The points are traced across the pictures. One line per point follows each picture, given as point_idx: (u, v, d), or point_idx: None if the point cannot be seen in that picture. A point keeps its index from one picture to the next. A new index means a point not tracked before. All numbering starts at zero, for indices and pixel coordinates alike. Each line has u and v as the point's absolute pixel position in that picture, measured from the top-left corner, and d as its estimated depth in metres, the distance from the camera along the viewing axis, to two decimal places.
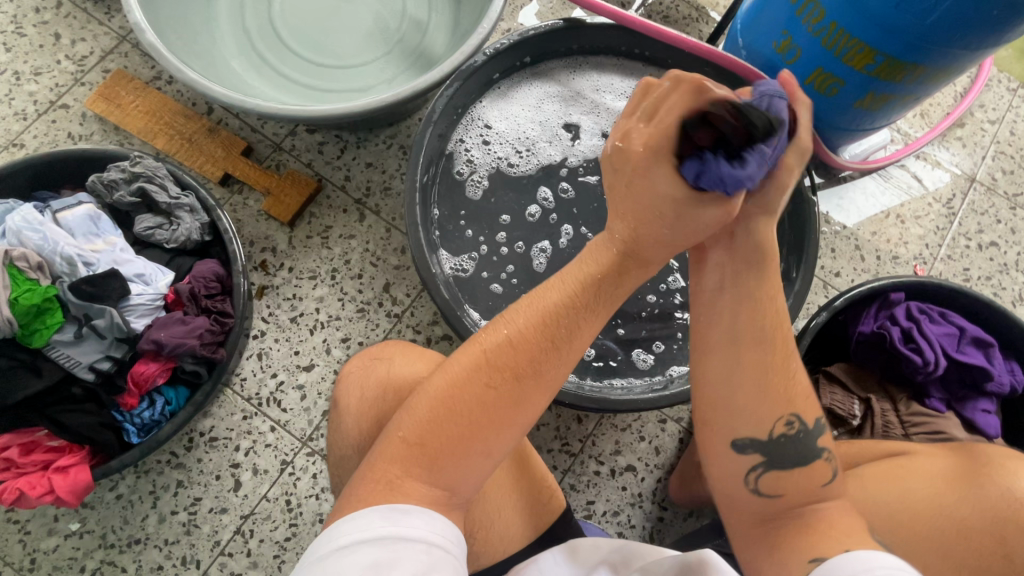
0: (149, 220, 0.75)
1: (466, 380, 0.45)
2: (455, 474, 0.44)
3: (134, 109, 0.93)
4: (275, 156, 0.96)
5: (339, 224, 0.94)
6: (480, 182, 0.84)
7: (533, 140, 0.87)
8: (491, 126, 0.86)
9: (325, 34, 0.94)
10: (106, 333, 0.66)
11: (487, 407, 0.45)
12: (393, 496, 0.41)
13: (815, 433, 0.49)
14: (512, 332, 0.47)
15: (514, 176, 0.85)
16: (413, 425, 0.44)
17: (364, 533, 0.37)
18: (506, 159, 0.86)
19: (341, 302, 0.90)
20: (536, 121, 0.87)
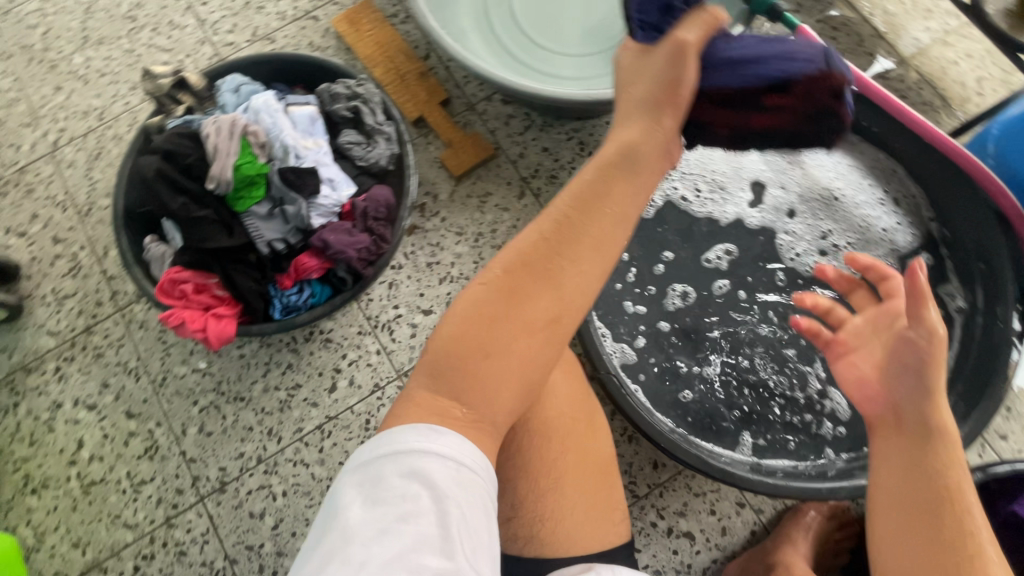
0: (352, 136, 0.84)
1: (493, 306, 0.43)
2: (499, 394, 0.42)
3: (368, 37, 1.04)
4: (466, 115, 1.01)
5: (499, 194, 0.97)
6: (653, 201, 0.82)
7: (719, 182, 0.83)
8: (680, 154, 0.84)
9: (552, 18, 0.97)
10: (290, 220, 0.75)
11: (531, 337, 0.42)
12: (428, 416, 0.42)
13: None
14: (535, 249, 0.43)
15: (688, 208, 0.82)
16: (467, 334, 0.42)
17: (403, 448, 0.40)
18: (684, 191, 0.83)
19: (474, 264, 0.95)
20: (728, 163, 0.84)
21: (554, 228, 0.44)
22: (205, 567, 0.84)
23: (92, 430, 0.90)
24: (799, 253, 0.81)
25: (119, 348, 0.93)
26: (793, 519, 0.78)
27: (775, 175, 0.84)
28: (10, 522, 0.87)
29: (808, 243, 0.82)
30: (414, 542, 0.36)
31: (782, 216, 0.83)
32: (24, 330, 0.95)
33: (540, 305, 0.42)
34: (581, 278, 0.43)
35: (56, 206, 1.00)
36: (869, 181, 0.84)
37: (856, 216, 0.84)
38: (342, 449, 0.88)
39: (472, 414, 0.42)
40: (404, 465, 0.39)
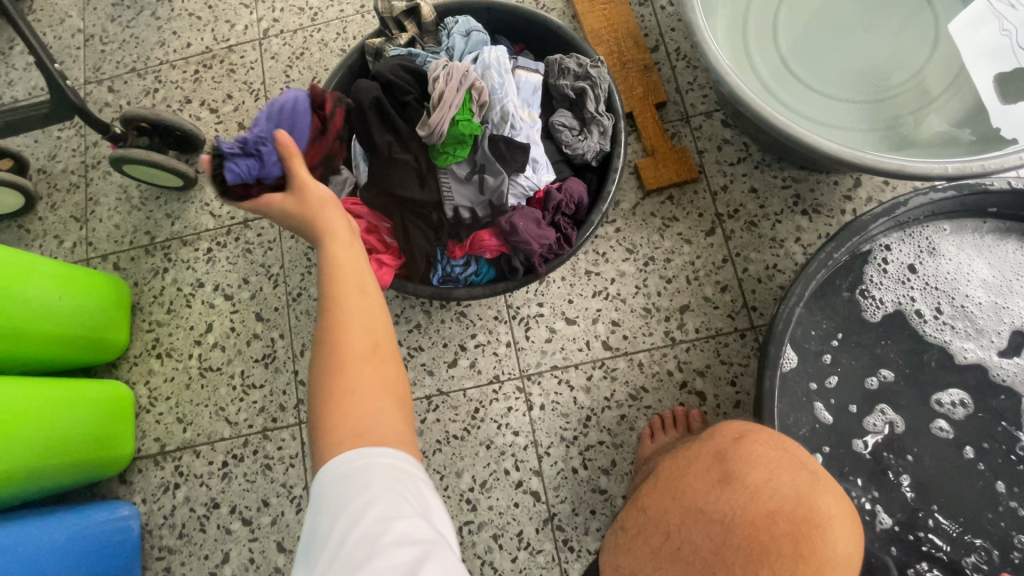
0: (566, 118, 0.76)
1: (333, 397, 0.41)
2: (377, 375, 0.43)
3: (600, 10, 0.95)
4: (677, 125, 0.91)
5: (685, 223, 0.88)
6: (880, 305, 0.70)
7: (965, 308, 0.70)
8: (932, 259, 0.71)
9: (818, 50, 0.84)
10: (486, 192, 0.69)
11: (360, 393, 0.41)
12: (356, 427, 0.40)
13: None
14: (337, 305, 0.46)
15: (917, 323, 0.70)
16: (326, 388, 0.42)
17: (329, 491, 0.37)
18: (919, 303, 0.71)
19: (635, 289, 0.86)
20: (985, 289, 0.70)
21: (358, 312, 0.46)
22: (284, 488, 0.85)
23: (222, 319, 0.92)
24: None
25: (267, 250, 0.94)
26: None
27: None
28: (131, 376, 0.92)
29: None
30: (396, 534, 0.34)
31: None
32: (190, 203, 0.97)
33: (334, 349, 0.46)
34: (369, 309, 0.47)
35: (250, 93, 1.01)
36: None
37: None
38: (443, 428, 0.84)
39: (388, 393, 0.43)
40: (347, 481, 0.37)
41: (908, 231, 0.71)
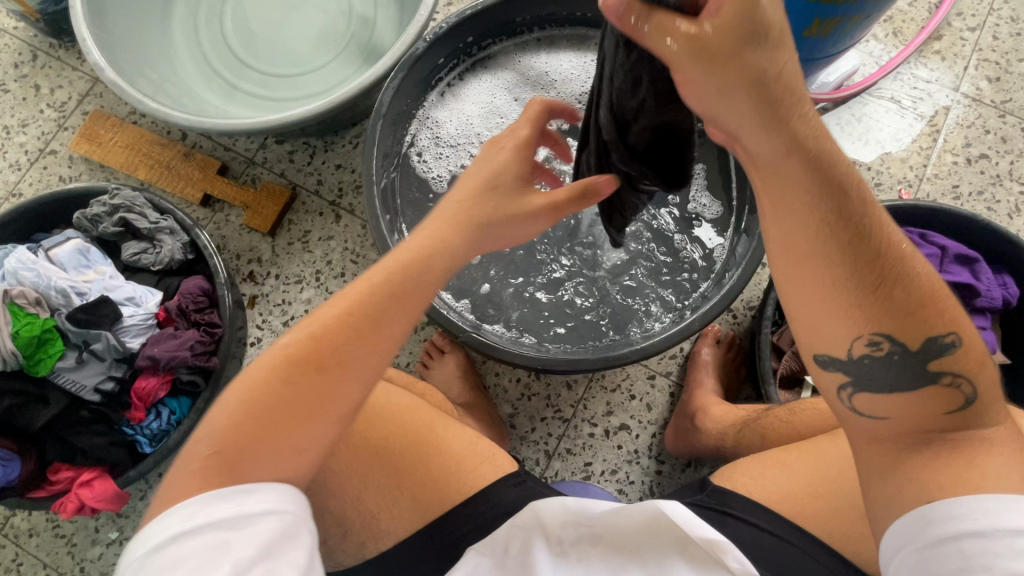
0: (135, 246, 0.80)
1: (258, 392, 0.43)
2: (256, 419, 0.42)
3: (114, 145, 0.99)
4: (249, 171, 1.00)
5: (317, 227, 0.97)
6: (441, 177, 0.88)
7: (487, 132, 0.89)
8: (442, 125, 0.89)
9: (279, 47, 0.98)
10: (105, 355, 0.71)
11: (260, 407, 0.42)
12: (237, 478, 0.40)
13: (933, 356, 0.41)
14: (329, 330, 0.45)
15: (476, 166, 0.88)
16: (244, 425, 0.42)
17: (185, 525, 0.38)
18: (463, 155, 0.89)
19: (327, 301, 0.94)
20: (487, 110, 0.90)
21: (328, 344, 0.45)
22: None
23: None
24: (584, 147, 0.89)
25: (20, 567, 0.86)
26: (695, 364, 0.87)
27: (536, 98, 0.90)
28: None
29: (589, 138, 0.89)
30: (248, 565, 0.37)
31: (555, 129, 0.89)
32: None
33: (312, 429, 0.44)
34: (356, 377, 0.45)
35: None
36: None
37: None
38: None
39: (308, 457, 0.44)
40: (218, 535, 0.37)
41: (415, 119, 0.89)
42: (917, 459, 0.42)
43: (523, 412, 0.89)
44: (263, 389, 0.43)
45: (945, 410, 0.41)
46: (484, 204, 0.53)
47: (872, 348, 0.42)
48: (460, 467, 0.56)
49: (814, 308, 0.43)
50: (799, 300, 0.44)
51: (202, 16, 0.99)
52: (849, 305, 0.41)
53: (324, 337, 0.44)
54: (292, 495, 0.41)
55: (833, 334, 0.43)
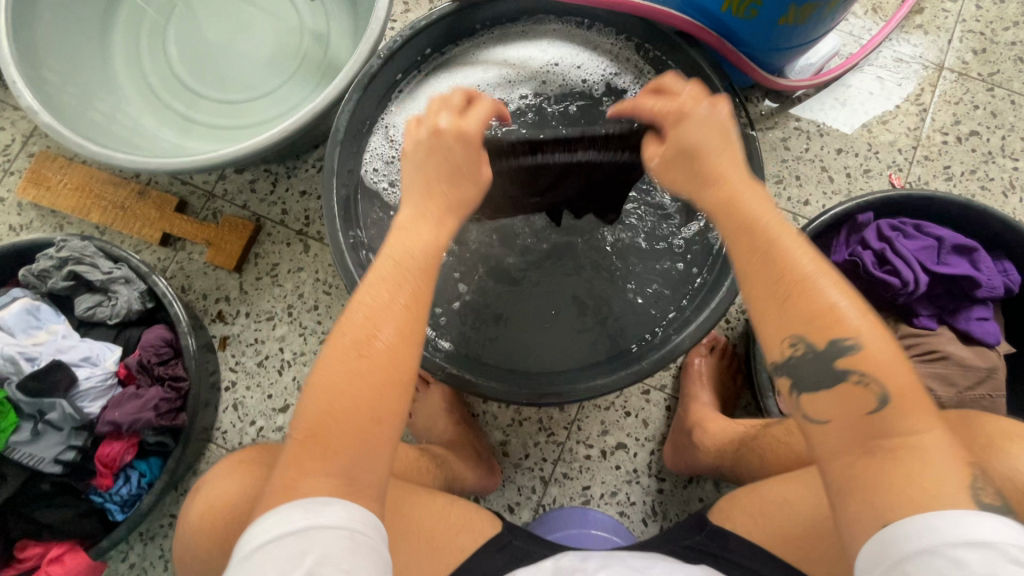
0: (88, 300, 0.76)
1: (336, 379, 0.43)
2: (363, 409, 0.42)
3: (63, 187, 0.93)
4: (210, 205, 0.94)
5: (285, 259, 0.92)
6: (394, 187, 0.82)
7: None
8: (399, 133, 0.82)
9: (230, 71, 0.92)
10: (62, 425, 0.67)
11: (343, 400, 0.42)
12: (313, 482, 0.40)
13: (837, 354, 0.42)
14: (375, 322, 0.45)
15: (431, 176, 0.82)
16: (325, 414, 0.42)
17: (286, 527, 0.38)
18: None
19: (302, 337, 0.90)
20: None
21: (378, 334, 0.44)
22: None
23: None
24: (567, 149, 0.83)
25: None
26: (687, 375, 0.84)
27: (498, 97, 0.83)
28: None
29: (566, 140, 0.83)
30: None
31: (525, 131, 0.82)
32: None
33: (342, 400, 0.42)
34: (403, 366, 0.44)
35: None
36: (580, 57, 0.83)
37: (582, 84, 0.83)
38: None
39: (384, 444, 0.43)
40: (294, 545, 0.37)
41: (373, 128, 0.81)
42: (872, 465, 0.39)
43: (516, 438, 0.86)
44: (342, 381, 0.43)
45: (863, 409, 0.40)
46: (437, 153, 0.56)
47: (846, 347, 0.42)
48: (433, 543, 0.53)
49: (765, 314, 0.45)
50: (756, 321, 0.45)
51: (146, 44, 0.94)
52: (860, 318, 0.42)
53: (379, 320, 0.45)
54: (361, 512, 0.40)
55: (778, 323, 0.44)
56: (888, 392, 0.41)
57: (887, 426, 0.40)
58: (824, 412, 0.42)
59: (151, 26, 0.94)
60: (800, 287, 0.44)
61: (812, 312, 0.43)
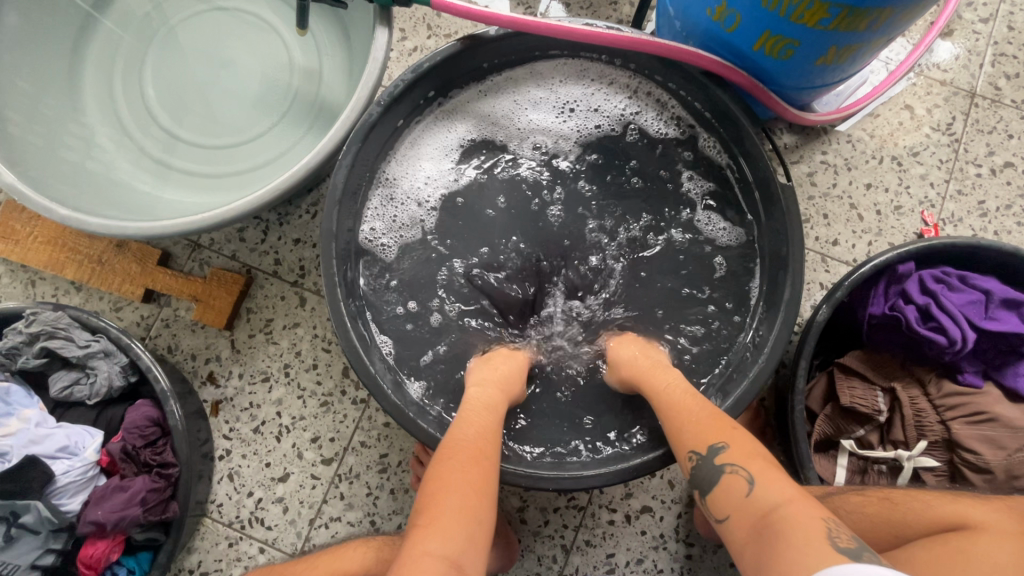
0: (64, 378, 0.69)
1: (472, 461, 0.53)
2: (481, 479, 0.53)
3: (32, 241, 0.85)
4: (196, 256, 0.87)
5: (280, 314, 0.85)
6: (401, 242, 0.78)
7: (444, 188, 0.80)
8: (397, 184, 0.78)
9: (214, 113, 0.86)
10: (39, 527, 0.61)
11: (470, 475, 0.52)
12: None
13: (715, 454, 0.53)
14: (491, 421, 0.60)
15: (435, 227, 0.79)
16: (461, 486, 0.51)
17: None
18: (417, 217, 0.79)
19: (301, 399, 0.83)
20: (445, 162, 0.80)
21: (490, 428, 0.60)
22: None
23: None
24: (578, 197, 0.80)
25: None
26: None
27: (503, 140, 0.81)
28: None
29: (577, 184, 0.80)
30: None
31: (535, 180, 0.80)
32: None
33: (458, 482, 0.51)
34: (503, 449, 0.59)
35: None
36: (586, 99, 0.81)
37: (591, 128, 0.81)
38: None
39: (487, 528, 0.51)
40: None
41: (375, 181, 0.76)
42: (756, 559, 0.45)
43: (534, 504, 0.80)
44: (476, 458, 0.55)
45: (740, 492, 0.50)
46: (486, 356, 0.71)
47: (717, 449, 0.54)
48: None
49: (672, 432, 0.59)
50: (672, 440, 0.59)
51: (120, 82, 0.86)
52: (726, 426, 0.56)
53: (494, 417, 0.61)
54: None
55: (688, 437, 0.57)
56: (752, 476, 0.50)
57: (755, 511, 0.48)
58: (730, 509, 0.50)
59: (125, 62, 0.86)
60: (691, 425, 0.58)
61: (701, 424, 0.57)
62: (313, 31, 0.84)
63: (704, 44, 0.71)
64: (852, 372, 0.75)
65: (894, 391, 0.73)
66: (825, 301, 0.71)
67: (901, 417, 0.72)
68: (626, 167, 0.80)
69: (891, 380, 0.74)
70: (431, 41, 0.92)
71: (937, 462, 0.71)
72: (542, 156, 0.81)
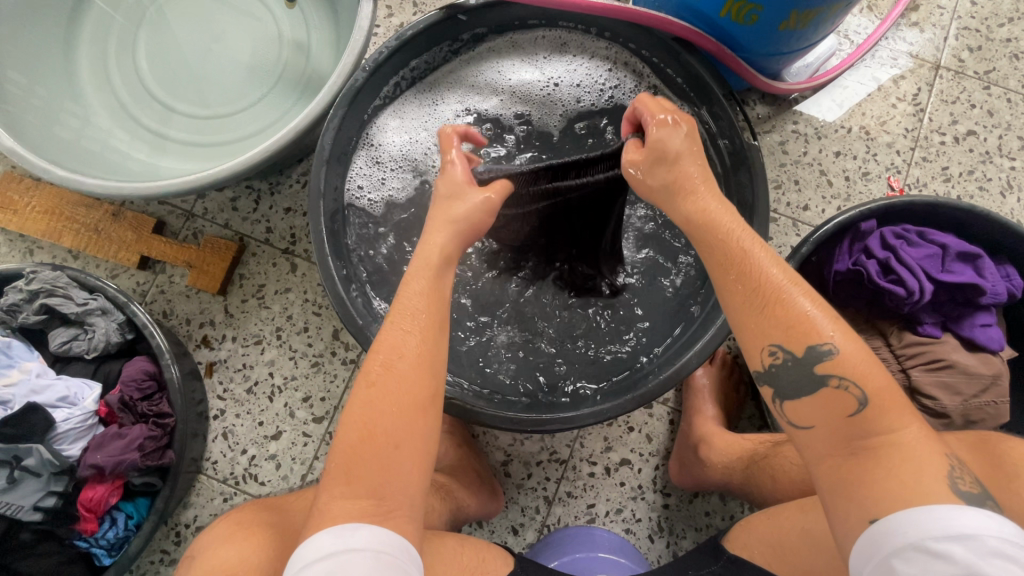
0: (63, 334, 0.72)
1: (384, 381, 0.48)
2: (400, 399, 0.48)
3: (30, 210, 0.88)
4: (190, 225, 0.90)
5: (272, 279, 0.88)
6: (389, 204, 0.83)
7: (428, 154, 0.84)
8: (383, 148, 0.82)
9: (206, 85, 0.89)
10: (40, 471, 0.64)
11: (387, 398, 0.47)
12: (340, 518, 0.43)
13: (817, 360, 0.46)
14: (423, 318, 0.52)
15: (420, 193, 0.84)
16: (376, 410, 0.47)
17: (318, 556, 0.41)
18: (406, 179, 0.84)
19: (292, 361, 0.86)
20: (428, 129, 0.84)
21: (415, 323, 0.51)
22: None
23: None
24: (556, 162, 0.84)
25: None
26: (690, 389, 0.82)
27: (481, 113, 0.85)
28: None
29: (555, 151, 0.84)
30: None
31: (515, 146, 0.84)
32: None
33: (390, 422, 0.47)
34: (437, 346, 0.51)
35: None
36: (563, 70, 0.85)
37: (571, 96, 0.85)
38: None
39: (407, 449, 0.47)
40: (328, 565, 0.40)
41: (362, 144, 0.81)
42: (864, 481, 0.43)
43: (517, 458, 0.84)
44: (388, 373, 0.49)
45: (844, 413, 0.45)
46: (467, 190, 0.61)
47: (823, 355, 0.46)
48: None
49: (743, 323, 0.50)
50: (742, 330, 0.50)
51: (114, 57, 0.89)
52: (837, 325, 0.47)
53: (429, 313, 0.52)
54: (387, 535, 0.43)
55: (764, 333, 0.48)
56: (867, 395, 0.45)
57: (867, 428, 0.44)
58: (818, 421, 0.47)
59: (119, 38, 0.89)
60: (789, 318, 0.47)
61: (790, 321, 0.47)
62: (301, 5, 0.87)
63: (675, 13, 0.74)
64: None
65: None
66: (790, 257, 0.75)
67: None
68: (602, 135, 0.84)
69: None
70: (416, 17, 0.96)
71: None
72: (521, 124, 0.85)
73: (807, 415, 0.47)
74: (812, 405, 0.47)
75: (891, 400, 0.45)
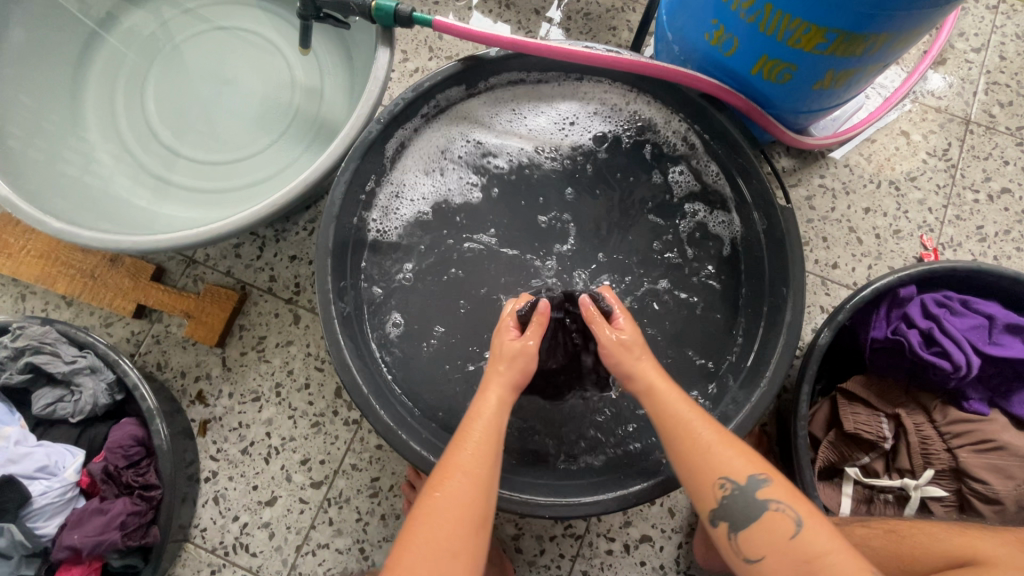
0: (48, 395, 0.67)
1: (450, 520, 0.47)
2: (463, 535, 0.47)
3: (25, 254, 0.84)
4: (190, 272, 0.86)
5: (274, 332, 0.84)
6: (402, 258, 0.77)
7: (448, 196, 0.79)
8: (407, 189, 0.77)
9: (214, 129, 0.86)
10: (11, 552, 0.59)
11: (448, 533, 0.47)
12: None
13: (756, 490, 0.49)
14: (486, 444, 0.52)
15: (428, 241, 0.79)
16: (439, 549, 0.46)
17: None
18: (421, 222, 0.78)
19: (291, 420, 0.81)
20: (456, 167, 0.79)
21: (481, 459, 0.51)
22: None
23: None
24: (570, 213, 0.79)
25: None
26: None
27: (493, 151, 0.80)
28: None
29: (571, 202, 0.79)
30: None
31: (531, 193, 0.79)
32: None
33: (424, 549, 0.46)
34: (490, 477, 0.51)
35: None
36: (587, 117, 0.80)
37: (584, 140, 0.80)
38: None
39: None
40: None
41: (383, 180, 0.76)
42: None
43: (530, 532, 0.78)
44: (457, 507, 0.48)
45: (787, 537, 0.46)
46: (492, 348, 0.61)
47: (758, 482, 0.49)
48: None
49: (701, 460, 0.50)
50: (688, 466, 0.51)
51: (122, 99, 0.87)
52: (761, 460, 0.51)
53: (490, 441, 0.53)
54: None
55: (725, 467, 0.50)
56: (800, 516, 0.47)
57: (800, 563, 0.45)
58: (775, 550, 0.47)
59: (127, 78, 0.87)
60: (720, 451, 0.50)
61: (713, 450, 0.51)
62: (315, 51, 0.85)
63: (703, 68, 0.72)
64: (855, 398, 0.73)
65: (899, 417, 0.71)
66: (827, 325, 0.70)
67: (907, 444, 0.70)
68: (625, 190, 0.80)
69: (895, 406, 0.72)
70: (432, 62, 0.94)
71: (945, 492, 0.69)
72: (534, 172, 0.80)
73: (752, 545, 0.48)
74: (760, 536, 0.48)
75: (818, 523, 0.47)
